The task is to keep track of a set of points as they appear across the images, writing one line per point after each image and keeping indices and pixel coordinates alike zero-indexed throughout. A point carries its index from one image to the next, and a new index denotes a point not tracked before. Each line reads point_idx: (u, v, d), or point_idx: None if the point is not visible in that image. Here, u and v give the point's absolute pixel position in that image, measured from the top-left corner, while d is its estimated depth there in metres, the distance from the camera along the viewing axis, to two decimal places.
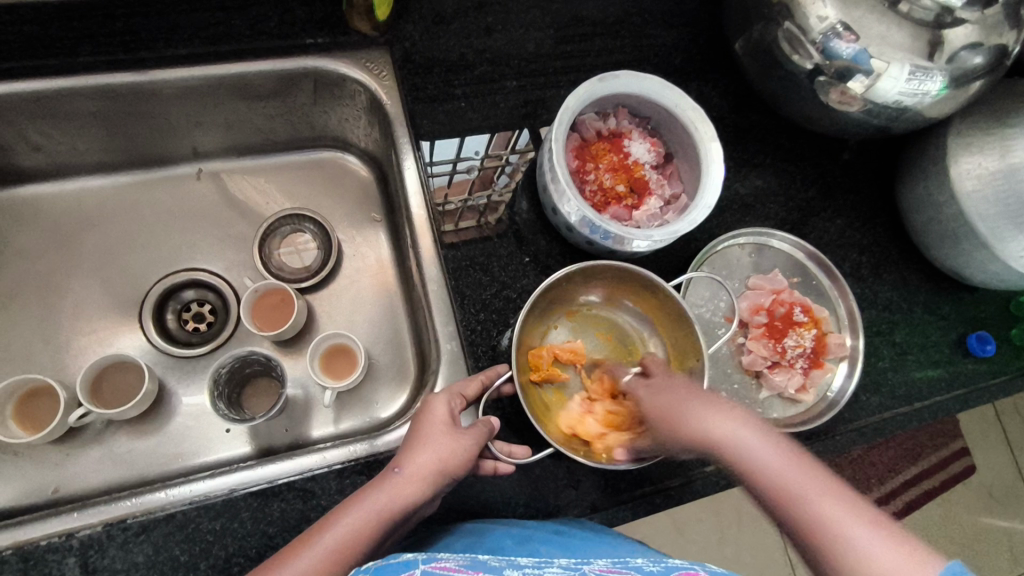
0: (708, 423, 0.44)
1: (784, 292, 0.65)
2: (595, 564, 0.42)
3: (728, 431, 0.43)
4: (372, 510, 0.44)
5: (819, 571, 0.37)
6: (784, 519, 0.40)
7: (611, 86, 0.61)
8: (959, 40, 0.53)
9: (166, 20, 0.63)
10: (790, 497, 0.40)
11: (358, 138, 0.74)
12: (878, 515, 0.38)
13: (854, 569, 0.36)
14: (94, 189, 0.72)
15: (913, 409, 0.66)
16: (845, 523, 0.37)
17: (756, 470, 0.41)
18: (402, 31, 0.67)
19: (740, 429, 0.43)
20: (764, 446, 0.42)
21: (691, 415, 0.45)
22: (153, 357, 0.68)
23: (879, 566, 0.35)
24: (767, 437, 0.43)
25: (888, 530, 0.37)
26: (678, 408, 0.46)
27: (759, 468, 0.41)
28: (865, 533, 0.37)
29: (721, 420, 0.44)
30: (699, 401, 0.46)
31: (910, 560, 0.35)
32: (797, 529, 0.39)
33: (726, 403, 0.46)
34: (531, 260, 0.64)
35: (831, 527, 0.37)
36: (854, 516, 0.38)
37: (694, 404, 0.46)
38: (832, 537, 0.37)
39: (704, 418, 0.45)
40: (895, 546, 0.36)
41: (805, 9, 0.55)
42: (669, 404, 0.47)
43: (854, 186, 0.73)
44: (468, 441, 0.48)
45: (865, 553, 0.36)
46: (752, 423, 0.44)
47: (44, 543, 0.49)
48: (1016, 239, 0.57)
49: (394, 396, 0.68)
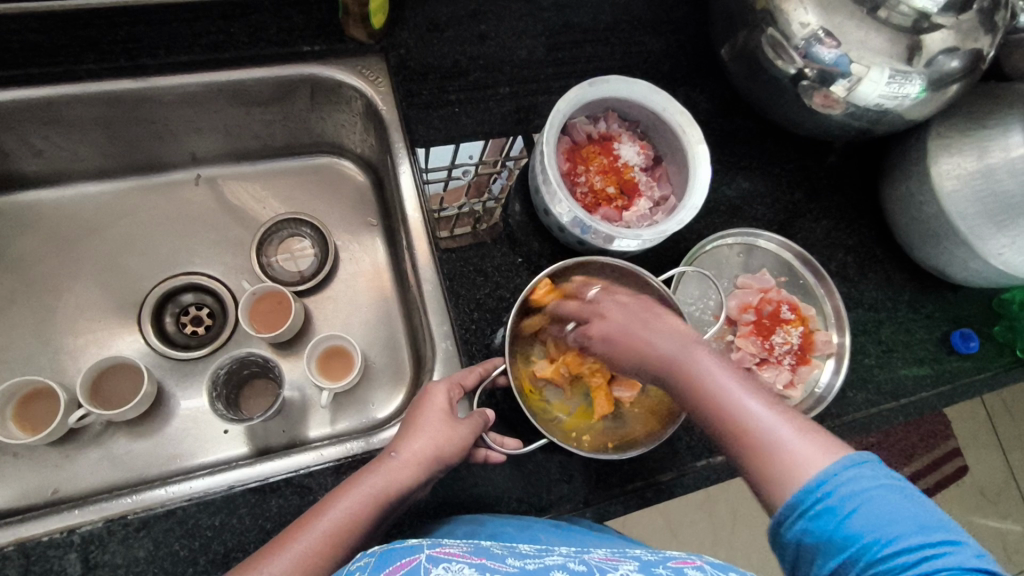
0: (671, 350, 0.45)
1: (771, 291, 0.67)
2: (595, 553, 0.43)
3: (676, 355, 0.44)
4: (370, 494, 0.45)
5: (751, 472, 0.39)
6: (724, 430, 0.41)
7: (601, 91, 0.63)
8: (936, 44, 0.55)
9: (166, 28, 0.64)
10: (732, 409, 0.41)
11: (354, 144, 0.75)
12: (801, 417, 0.40)
13: (776, 464, 0.38)
14: (93, 194, 0.73)
15: (899, 404, 0.67)
16: (778, 426, 0.39)
17: (706, 385, 0.42)
18: (396, 39, 0.69)
19: (696, 351, 0.44)
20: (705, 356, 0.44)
21: (652, 342, 0.46)
22: (151, 360, 0.69)
23: (802, 459, 0.37)
24: (718, 359, 0.44)
25: (812, 428, 0.39)
26: (637, 337, 0.47)
27: (702, 381, 0.42)
28: (789, 432, 0.39)
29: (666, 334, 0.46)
30: (656, 331, 0.46)
31: (824, 451, 0.38)
32: (737, 440, 0.40)
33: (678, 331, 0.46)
34: (524, 260, 0.65)
35: (765, 429, 0.39)
36: (785, 419, 0.40)
37: (653, 332, 0.46)
38: (766, 437, 0.39)
39: (663, 344, 0.45)
40: (815, 441, 0.38)
41: (787, 16, 0.57)
42: (628, 333, 0.48)
43: (838, 189, 0.74)
44: (463, 430, 0.49)
45: (793, 449, 0.38)
46: (704, 347, 0.44)
47: (45, 539, 0.50)
48: (995, 238, 0.59)
49: (390, 397, 0.69)
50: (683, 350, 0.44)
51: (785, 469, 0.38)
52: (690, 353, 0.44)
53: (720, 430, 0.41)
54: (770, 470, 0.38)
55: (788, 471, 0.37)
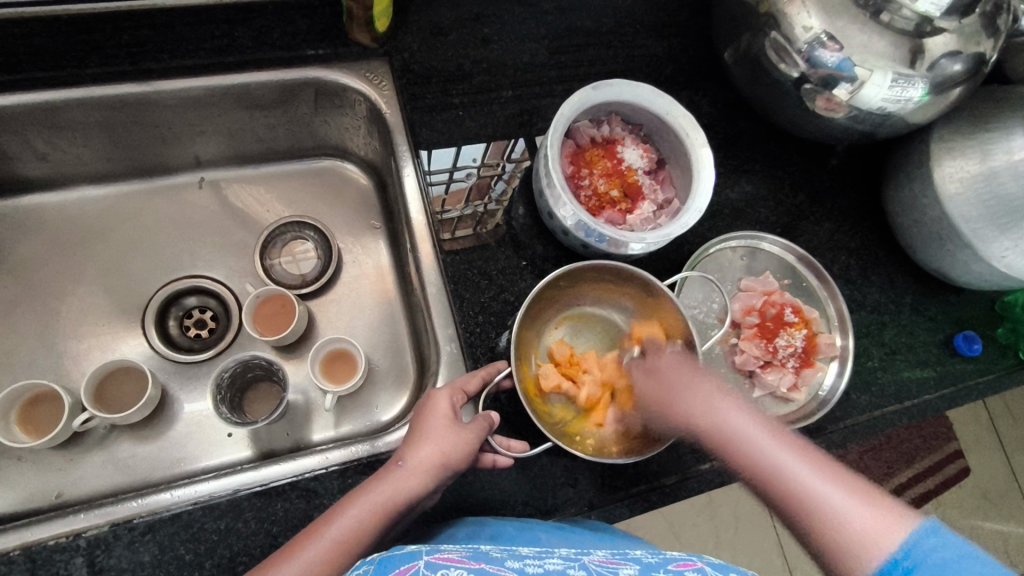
0: (718, 419, 0.48)
1: (775, 294, 0.67)
2: (594, 555, 0.43)
3: (725, 421, 0.47)
4: (377, 502, 0.45)
5: (812, 540, 0.41)
6: (778, 497, 0.43)
7: (605, 95, 0.63)
8: (939, 48, 0.55)
9: (171, 33, 0.64)
10: (784, 478, 0.43)
11: (357, 147, 0.75)
12: (853, 480, 0.42)
13: (839, 533, 0.39)
14: (97, 197, 0.73)
15: (902, 407, 0.67)
16: (835, 494, 0.41)
17: (758, 456, 0.45)
18: (400, 42, 0.69)
19: (742, 419, 0.47)
20: (752, 426, 0.47)
21: (697, 405, 0.49)
22: (155, 363, 0.69)
23: (865, 528, 0.39)
24: (767, 428, 0.46)
25: (874, 498, 0.41)
26: (681, 399, 0.50)
27: (754, 451, 0.45)
28: (846, 501, 0.41)
29: (713, 401, 0.49)
30: (701, 396, 0.49)
31: (887, 518, 0.39)
32: (794, 510, 0.42)
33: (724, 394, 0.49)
34: (528, 264, 0.65)
35: (822, 497, 0.41)
36: (842, 488, 0.41)
37: (699, 398, 0.49)
38: (824, 506, 0.41)
39: (710, 412, 0.48)
40: (877, 509, 0.39)
41: (790, 20, 0.57)
42: (671, 395, 0.51)
43: (841, 191, 0.75)
44: (468, 435, 0.49)
45: (854, 518, 0.39)
46: (752, 416, 0.47)
47: (51, 543, 0.50)
48: (998, 240, 0.59)
49: (394, 400, 0.69)
50: (731, 420, 0.47)
51: (848, 538, 0.39)
52: (738, 424, 0.47)
53: (775, 498, 0.43)
54: (832, 538, 0.39)
55: (853, 540, 0.39)
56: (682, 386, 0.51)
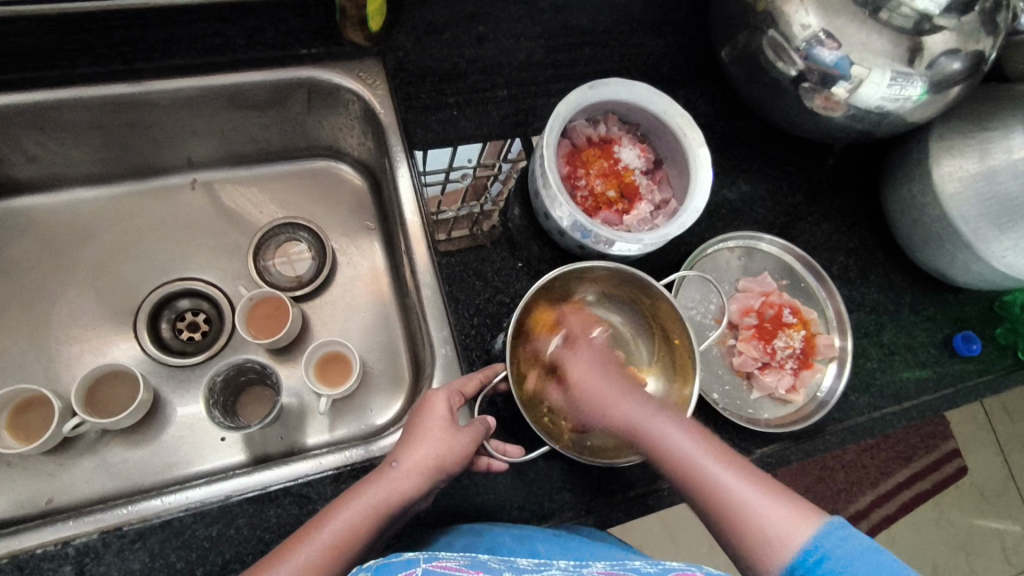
0: (639, 421, 0.50)
1: (773, 294, 0.66)
2: (594, 566, 0.43)
3: (649, 424, 0.49)
4: (370, 505, 0.44)
5: (730, 537, 0.45)
6: (701, 498, 0.47)
7: (601, 94, 0.62)
8: (938, 46, 0.54)
9: (162, 32, 0.64)
10: (705, 481, 0.46)
11: (352, 147, 0.74)
12: (762, 477, 0.47)
13: (758, 530, 0.44)
14: (88, 199, 0.72)
15: (902, 408, 0.66)
16: (749, 491, 0.45)
17: (682, 458, 0.47)
18: (394, 42, 0.68)
19: (665, 422, 0.49)
20: (676, 430, 0.49)
21: (624, 412, 0.51)
22: (147, 366, 0.68)
23: (780, 526, 0.43)
24: (684, 427, 0.49)
25: (781, 494, 0.45)
26: (609, 403, 0.52)
27: (680, 456, 0.47)
28: (759, 498, 0.45)
29: (633, 407, 0.51)
30: (628, 399, 0.52)
31: (799, 515, 0.43)
32: (717, 508, 0.46)
33: (645, 398, 0.52)
34: (524, 265, 0.65)
35: (738, 496, 0.45)
36: (754, 483, 0.46)
37: (624, 400, 0.51)
38: (741, 507, 0.45)
39: (635, 415, 0.50)
40: (786, 505, 0.44)
41: (788, 18, 0.57)
42: (600, 395, 0.53)
43: (839, 191, 0.74)
44: (464, 438, 0.48)
45: (769, 518, 0.44)
46: (669, 416, 0.50)
47: (39, 552, 0.49)
48: (998, 240, 0.58)
49: (389, 403, 0.68)
50: (654, 423, 0.49)
51: (764, 535, 0.43)
52: (659, 424, 0.49)
53: (700, 499, 0.47)
54: (751, 536, 0.44)
55: (771, 540, 0.43)
56: (611, 386, 0.53)
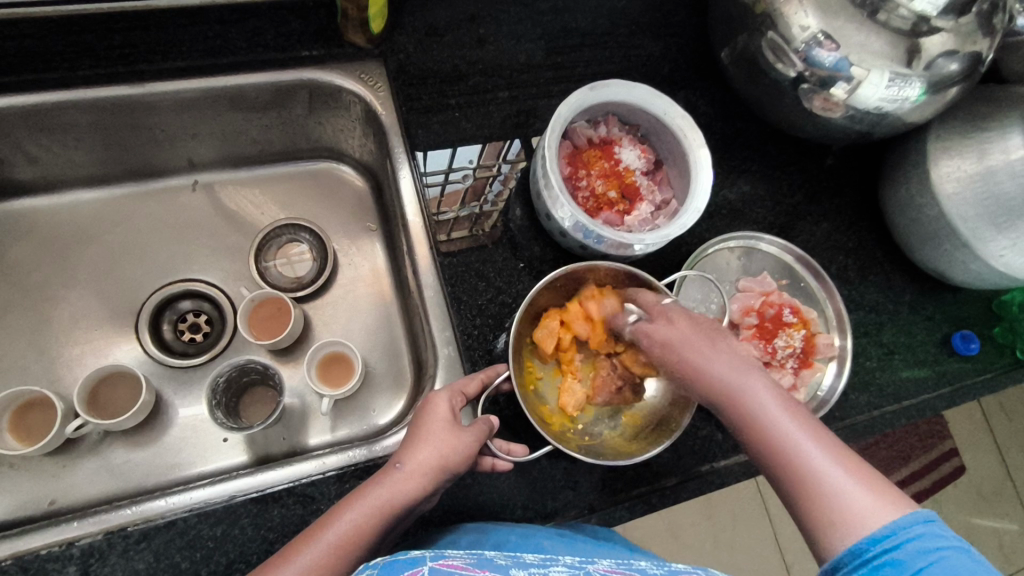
0: (725, 376, 0.45)
1: (773, 294, 0.67)
2: (599, 564, 0.43)
3: (728, 377, 0.45)
4: (374, 507, 0.44)
5: (798, 510, 0.41)
6: (775, 465, 0.42)
7: (602, 95, 0.63)
8: (935, 48, 0.55)
9: (164, 34, 0.64)
10: (783, 444, 0.42)
11: (353, 149, 0.75)
12: (850, 455, 0.42)
13: (830, 509, 0.39)
14: (89, 201, 0.72)
15: (901, 407, 0.67)
16: (830, 467, 0.41)
17: (758, 413, 0.44)
18: (395, 43, 0.68)
19: (750, 380, 0.45)
20: (759, 387, 0.44)
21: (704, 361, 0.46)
22: (149, 368, 0.68)
23: (859, 510, 0.39)
24: (773, 390, 0.45)
25: (869, 477, 0.40)
26: (692, 352, 0.47)
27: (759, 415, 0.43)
28: (844, 478, 0.40)
29: (717, 357, 0.46)
30: (716, 352, 0.47)
31: (882, 502, 0.39)
32: (790, 476, 0.42)
33: (734, 351, 0.47)
34: (526, 265, 0.65)
35: (820, 472, 0.41)
36: (839, 461, 0.41)
37: (709, 353, 0.47)
38: (818, 480, 0.40)
39: (720, 369, 0.46)
40: (873, 493, 0.39)
41: (787, 19, 0.57)
42: (684, 348, 0.48)
43: (838, 191, 0.74)
44: (467, 438, 0.48)
45: (846, 498, 0.39)
46: (761, 376, 0.45)
47: (43, 553, 0.49)
48: (996, 239, 0.58)
49: (391, 403, 0.68)
50: (737, 375, 0.45)
51: (836, 515, 0.39)
52: (744, 381, 0.45)
53: (773, 466, 0.43)
54: (819, 514, 0.40)
55: (842, 518, 0.39)
56: (696, 338, 0.48)
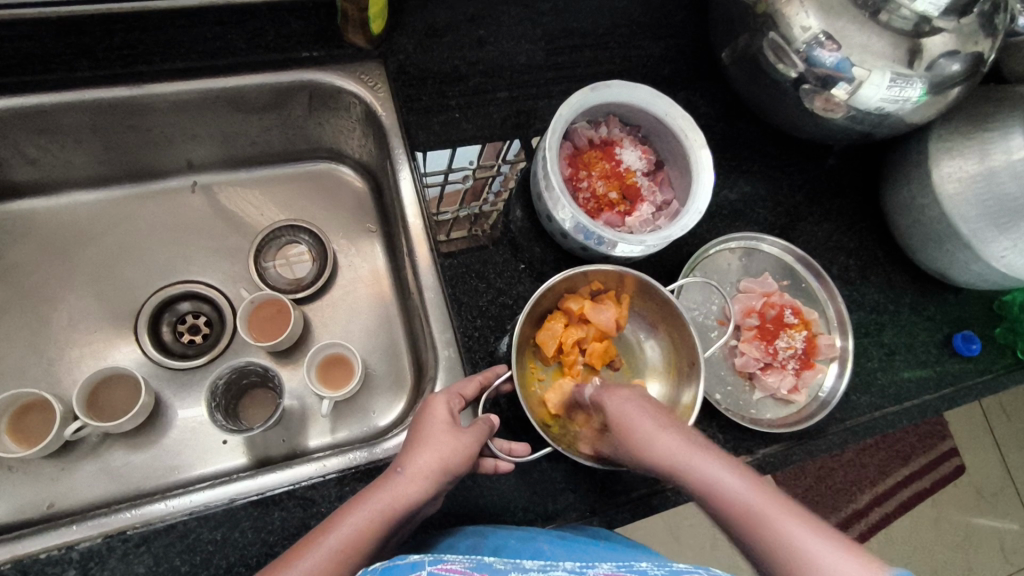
0: (671, 456, 0.43)
1: (774, 295, 0.67)
2: (600, 568, 0.43)
3: (679, 459, 0.43)
4: (376, 510, 0.44)
5: None
6: (755, 550, 0.39)
7: (602, 96, 0.62)
8: (937, 48, 0.55)
9: (163, 35, 0.63)
10: (750, 527, 0.39)
11: (353, 150, 0.74)
12: (820, 524, 0.38)
13: None
14: (88, 202, 0.72)
15: (902, 407, 0.67)
16: (805, 541, 0.37)
17: (716, 494, 0.41)
18: (395, 44, 0.68)
19: (702, 460, 0.42)
20: (712, 467, 0.42)
21: (653, 446, 0.44)
22: (148, 370, 0.68)
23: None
24: (722, 463, 0.42)
25: (845, 544, 0.37)
26: (640, 434, 0.45)
27: (719, 498, 0.41)
28: (821, 549, 0.36)
29: (664, 440, 0.44)
30: (662, 430, 0.45)
31: (863, 570, 0.35)
32: (772, 559, 0.38)
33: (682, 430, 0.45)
34: (526, 266, 0.65)
35: (797, 549, 0.37)
36: (812, 533, 0.37)
37: (653, 430, 0.45)
38: (797, 559, 0.37)
39: (667, 446, 0.44)
40: (856, 560, 0.36)
41: (788, 20, 0.57)
42: (630, 422, 0.47)
43: (839, 192, 0.74)
44: (467, 439, 0.48)
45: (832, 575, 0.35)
46: (705, 452, 0.43)
47: (43, 556, 0.49)
48: (997, 240, 0.58)
49: (391, 405, 0.68)
50: (685, 457, 0.43)
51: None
52: (688, 458, 0.43)
53: (752, 552, 0.39)
54: None
55: None
56: (644, 417, 0.46)
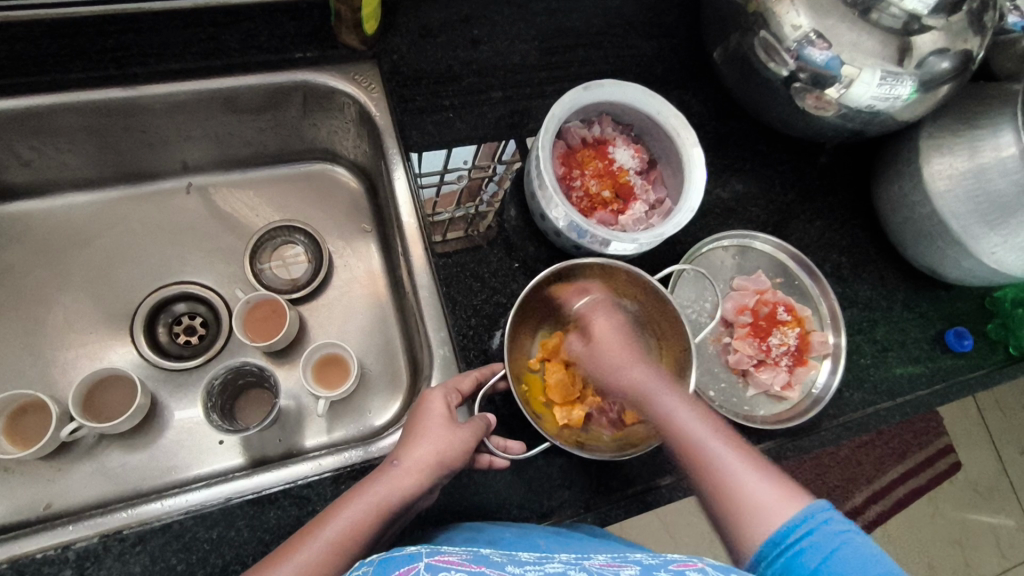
0: (643, 387, 0.51)
1: (768, 292, 0.67)
2: (595, 559, 0.44)
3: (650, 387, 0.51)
4: (372, 504, 0.44)
5: (718, 513, 0.45)
6: (698, 475, 0.47)
7: (595, 95, 0.63)
8: (927, 46, 0.55)
9: (156, 37, 0.64)
10: (701, 450, 0.47)
11: (347, 150, 0.75)
12: (761, 461, 0.46)
13: (744, 505, 0.43)
14: (82, 204, 0.72)
15: (895, 403, 0.67)
16: (742, 471, 0.45)
17: (677, 422, 0.48)
18: (388, 45, 0.68)
19: (668, 394, 0.50)
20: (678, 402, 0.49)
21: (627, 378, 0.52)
22: (144, 371, 0.68)
23: (763, 501, 0.43)
24: (689, 402, 0.50)
25: (776, 477, 0.45)
26: (618, 367, 0.53)
27: (679, 424, 0.48)
28: (755, 477, 0.45)
29: (638, 373, 0.52)
30: (635, 365, 0.52)
31: (785, 498, 0.43)
32: (708, 480, 0.46)
33: (655, 368, 0.52)
34: (520, 265, 0.65)
35: (733, 474, 0.45)
36: (750, 466, 0.45)
37: (630, 369, 0.52)
38: (730, 481, 0.45)
39: (644, 381, 0.51)
40: (776, 487, 0.44)
41: (779, 18, 0.57)
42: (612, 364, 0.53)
43: (831, 189, 0.75)
44: (464, 433, 0.48)
45: (758, 494, 0.43)
46: (673, 387, 0.51)
47: (39, 556, 0.49)
48: (988, 237, 0.59)
49: (387, 404, 0.68)
50: (656, 388, 0.50)
51: (748, 509, 0.43)
52: (661, 393, 0.50)
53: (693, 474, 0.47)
54: (737, 515, 0.44)
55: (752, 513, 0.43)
56: (621, 353, 0.53)
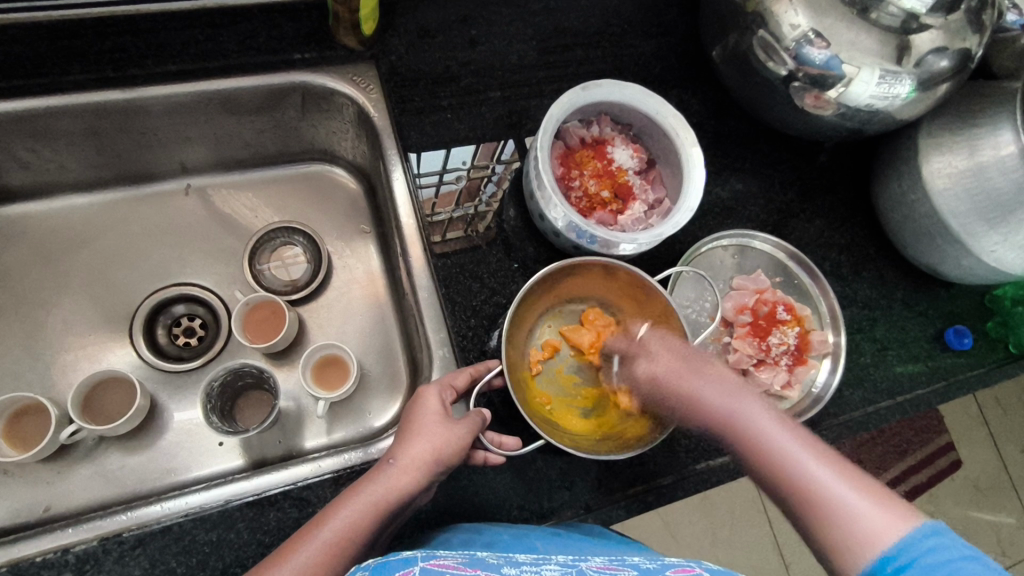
0: (718, 402, 0.46)
1: (767, 291, 0.67)
2: (591, 560, 0.44)
3: (726, 402, 0.46)
4: (369, 503, 0.44)
5: (818, 541, 0.40)
6: (791, 499, 0.42)
7: (594, 95, 0.63)
8: (925, 44, 0.55)
9: (154, 39, 0.64)
10: (790, 470, 0.42)
11: (346, 151, 0.75)
12: (862, 476, 0.41)
13: (845, 530, 0.38)
14: (80, 206, 0.72)
15: (895, 402, 0.67)
16: (840, 490, 0.40)
17: (758, 438, 0.44)
18: (386, 45, 0.68)
19: (748, 405, 0.46)
20: (759, 415, 0.45)
21: (698, 392, 0.48)
22: (143, 372, 0.68)
23: (868, 524, 0.38)
24: (772, 414, 0.45)
25: (881, 494, 0.39)
26: (684, 384, 0.48)
27: (760, 441, 0.44)
28: (855, 498, 0.39)
29: (710, 388, 0.47)
30: (704, 377, 0.48)
31: (894, 519, 0.38)
32: (801, 504, 0.41)
33: (728, 379, 0.48)
34: (519, 266, 0.65)
35: (829, 494, 0.40)
36: (848, 482, 0.40)
37: (701, 381, 0.48)
38: (826, 504, 0.40)
39: (716, 394, 0.47)
40: (881, 506, 0.39)
41: (777, 18, 0.57)
42: (678, 377, 0.49)
43: (831, 188, 0.75)
44: (460, 430, 0.48)
45: (859, 516, 0.38)
46: (753, 399, 0.46)
47: (38, 560, 0.49)
48: (988, 235, 0.59)
49: (386, 405, 0.68)
50: (734, 403, 0.46)
51: (843, 530, 0.39)
52: (741, 408, 0.45)
53: (784, 498, 0.42)
54: (839, 542, 0.39)
55: (857, 539, 0.38)
56: (686, 368, 0.49)
